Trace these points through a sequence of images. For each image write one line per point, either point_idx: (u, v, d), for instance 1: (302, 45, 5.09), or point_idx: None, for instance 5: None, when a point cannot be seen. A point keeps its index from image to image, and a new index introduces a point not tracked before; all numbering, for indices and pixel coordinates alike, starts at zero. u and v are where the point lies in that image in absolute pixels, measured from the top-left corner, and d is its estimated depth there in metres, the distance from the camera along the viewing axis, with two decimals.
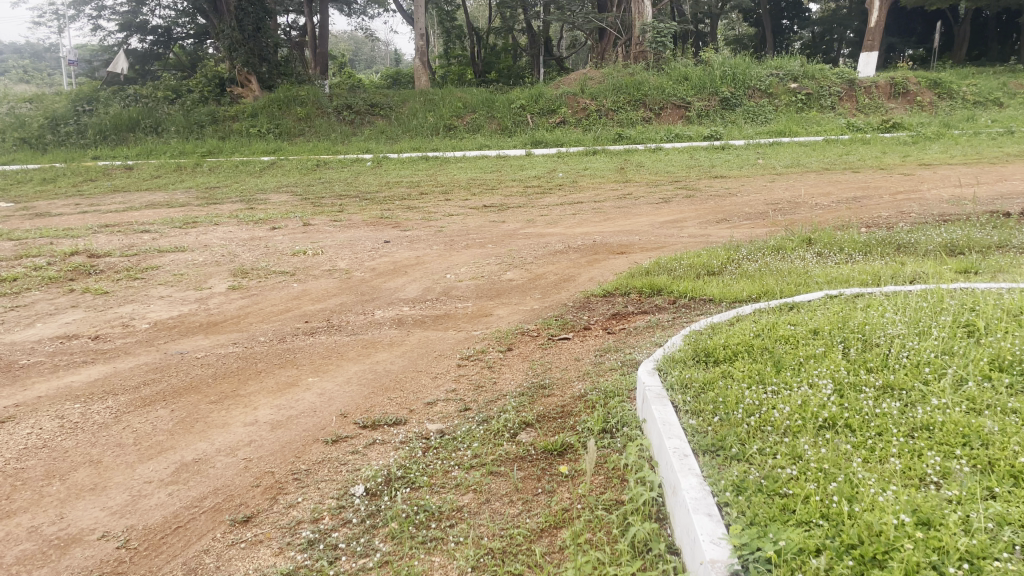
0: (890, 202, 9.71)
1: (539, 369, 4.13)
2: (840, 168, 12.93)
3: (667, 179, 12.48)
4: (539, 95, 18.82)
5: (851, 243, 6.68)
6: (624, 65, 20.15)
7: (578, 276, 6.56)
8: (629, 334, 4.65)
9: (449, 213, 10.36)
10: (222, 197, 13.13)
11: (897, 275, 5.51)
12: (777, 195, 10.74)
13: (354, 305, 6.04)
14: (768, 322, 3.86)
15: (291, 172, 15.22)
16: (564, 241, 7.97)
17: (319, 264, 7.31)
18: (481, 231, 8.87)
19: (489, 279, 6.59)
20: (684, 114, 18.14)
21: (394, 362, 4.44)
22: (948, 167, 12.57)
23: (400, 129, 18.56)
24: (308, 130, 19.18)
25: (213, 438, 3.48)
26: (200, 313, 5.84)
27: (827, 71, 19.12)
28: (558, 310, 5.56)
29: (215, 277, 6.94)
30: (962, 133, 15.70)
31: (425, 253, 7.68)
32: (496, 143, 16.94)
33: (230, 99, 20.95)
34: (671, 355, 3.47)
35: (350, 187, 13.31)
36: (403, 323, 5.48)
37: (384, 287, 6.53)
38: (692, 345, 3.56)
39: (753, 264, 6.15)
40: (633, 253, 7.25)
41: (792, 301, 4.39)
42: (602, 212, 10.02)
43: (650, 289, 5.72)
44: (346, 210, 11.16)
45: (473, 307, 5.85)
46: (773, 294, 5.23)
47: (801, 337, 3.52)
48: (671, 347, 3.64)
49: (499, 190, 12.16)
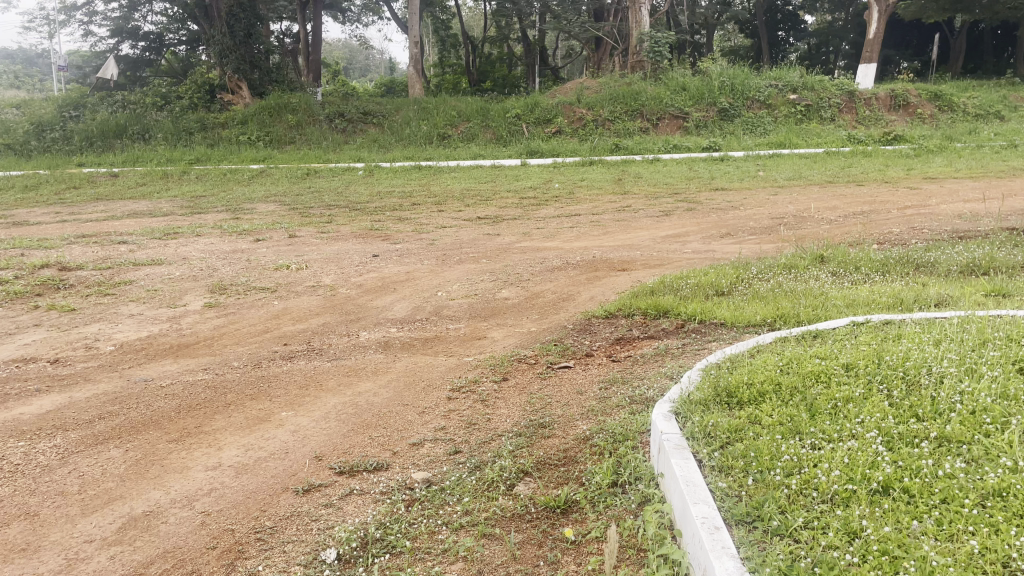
0: (899, 217, 9.37)
1: (539, 403, 3.73)
2: (844, 181, 12.60)
3: (666, 191, 12.12)
4: (535, 104, 18.49)
5: (867, 262, 6.31)
6: (620, 75, 19.85)
7: (578, 295, 6.17)
8: (637, 364, 4.25)
9: (441, 225, 9.99)
10: (207, 206, 12.72)
11: (922, 298, 5.15)
12: (781, 209, 10.40)
13: (337, 325, 5.63)
14: (795, 355, 3.46)
15: (280, 180, 14.83)
16: (562, 256, 7.58)
17: (303, 280, 6.91)
18: (475, 245, 8.49)
19: (483, 297, 6.20)
20: (682, 125, 17.83)
21: (380, 392, 4.04)
22: (953, 181, 12.25)
23: (393, 138, 18.18)
24: (300, 138, 18.81)
25: (168, 486, 3.07)
26: (171, 334, 5.44)
27: (827, 83, 18.85)
28: (558, 333, 5.16)
29: (191, 293, 6.54)
30: (964, 146, 15.42)
31: (416, 268, 7.30)
32: (491, 152, 16.60)
33: (220, 106, 20.56)
34: (688, 393, 3.08)
35: (340, 197, 12.93)
36: (390, 346, 5.08)
37: (371, 305, 6.13)
38: (711, 382, 3.16)
39: (765, 284, 5.78)
40: (635, 270, 6.87)
41: (816, 329, 3.98)
42: (600, 225, 9.66)
43: (656, 310, 5.33)
44: (335, 221, 10.77)
45: (466, 328, 5.46)
46: (790, 320, 4.86)
47: (833, 374, 3.13)
48: (687, 383, 3.24)
49: (494, 201, 11.79)
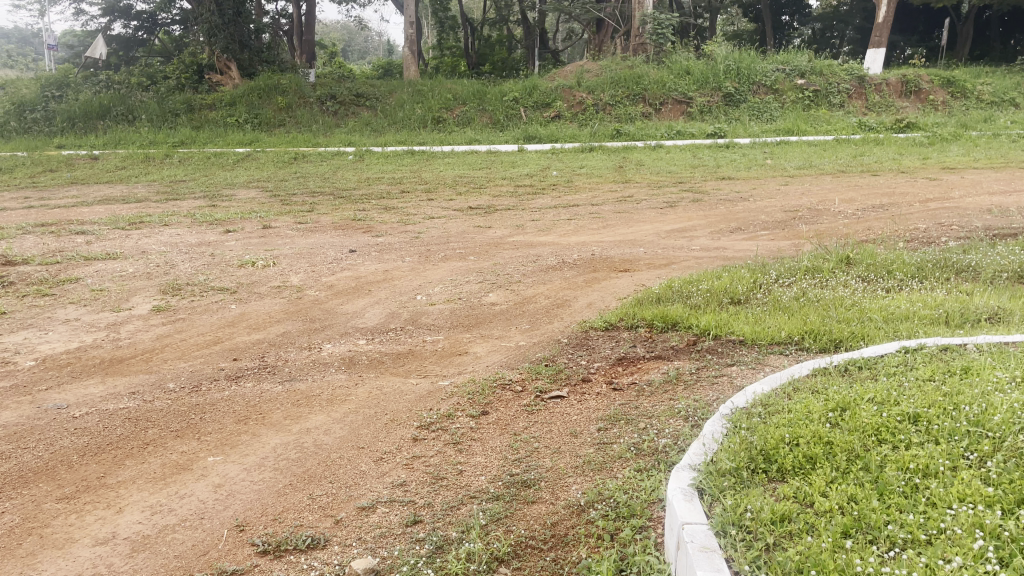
0: (923, 212, 8.66)
1: (523, 451, 3.02)
2: (858, 170, 11.88)
3: (670, 180, 11.40)
4: (533, 87, 17.71)
5: (900, 264, 5.60)
6: (622, 57, 19.07)
7: (574, 300, 5.46)
8: (644, 396, 3.52)
9: (429, 216, 9.28)
10: (185, 192, 11.98)
11: (972, 314, 4.46)
12: (793, 200, 9.69)
13: (298, 336, 4.92)
14: (842, 397, 2.76)
15: (266, 165, 14.08)
16: (556, 254, 6.88)
17: (268, 279, 6.20)
18: (463, 239, 7.78)
19: (467, 303, 5.49)
20: (685, 110, 17.06)
21: (332, 430, 3.33)
22: (974, 171, 11.50)
23: (386, 121, 17.40)
24: (290, 120, 18.01)
25: (38, 571, 2.40)
26: (104, 345, 4.72)
27: (836, 67, 18.05)
28: (550, 349, 4.45)
29: (140, 295, 5.82)
30: (980, 134, 14.69)
31: (395, 266, 6.59)
32: (487, 137, 15.83)
33: (208, 87, 19.70)
34: (712, 458, 2.40)
35: (326, 183, 12.22)
36: (355, 365, 4.35)
37: (339, 311, 5.41)
38: (742, 440, 2.46)
39: (787, 291, 5.07)
40: (639, 272, 6.16)
41: (859, 359, 3.27)
42: (600, 217, 8.94)
43: (663, 322, 4.64)
44: (317, 210, 10.04)
45: (445, 341, 4.74)
46: (821, 339, 4.16)
47: (898, 429, 2.45)
48: (710, 439, 2.54)
49: (487, 189, 11.07)
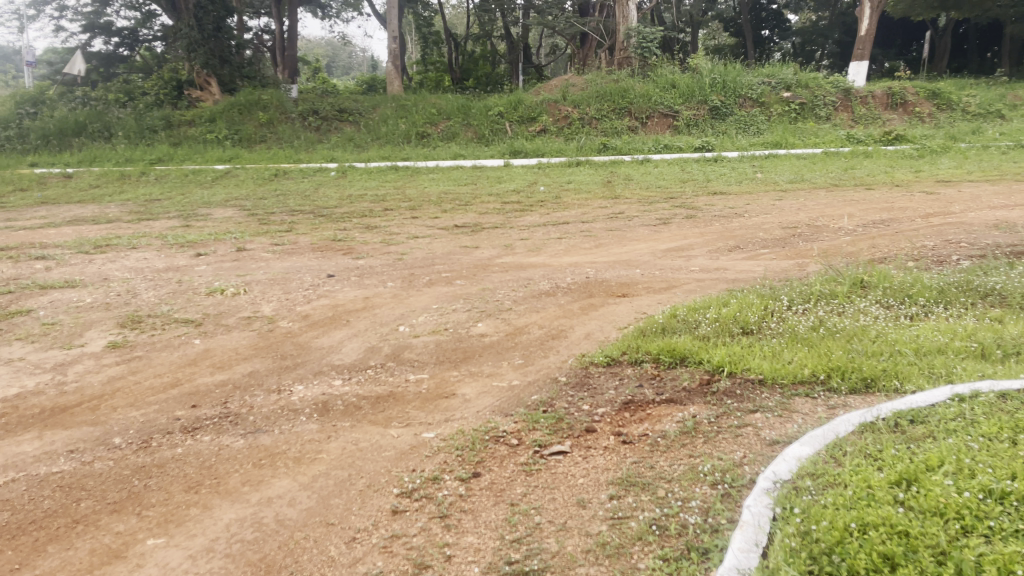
0: (926, 228, 8.29)
1: (523, 528, 2.58)
2: (852, 184, 11.54)
3: (661, 195, 11.01)
4: (518, 101, 17.32)
5: (919, 286, 5.18)
6: (607, 71, 18.72)
7: (570, 331, 5.00)
8: (658, 453, 3.05)
9: (413, 235, 8.82)
10: (159, 211, 11.46)
11: (1009, 345, 4.05)
12: (790, 216, 9.30)
13: (267, 376, 4.43)
14: (907, 465, 2.33)
15: (245, 182, 13.58)
16: (548, 277, 6.43)
17: (237, 309, 5.72)
18: (449, 261, 7.31)
19: (454, 335, 5.01)
20: (672, 124, 16.73)
21: (298, 500, 2.89)
22: (971, 184, 11.18)
23: (369, 137, 16.96)
24: (271, 136, 17.50)
25: None
26: (47, 391, 4.22)
27: (822, 80, 17.80)
28: (547, 389, 3.99)
29: (95, 329, 5.33)
30: (970, 146, 14.41)
31: (376, 292, 6.11)
32: (472, 152, 15.42)
33: (187, 103, 19.21)
34: (762, 564, 2.03)
35: (306, 200, 11.72)
36: (328, 412, 3.86)
37: (313, 346, 4.92)
38: (798, 541, 2.06)
39: (804, 320, 4.65)
40: (637, 297, 5.72)
41: (910, 409, 2.84)
42: (592, 235, 8.51)
43: (669, 357, 4.19)
44: (295, 229, 9.57)
45: (430, 381, 4.26)
46: (849, 377, 3.73)
47: (987, 514, 2.03)
48: (756, 540, 2.14)
49: (472, 205, 10.63)
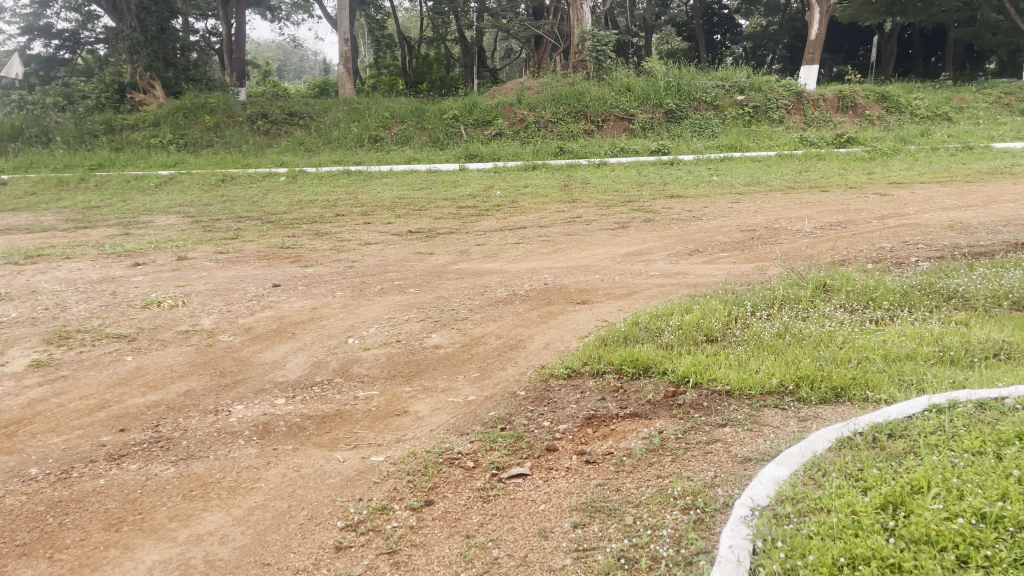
0: (883, 229, 8.28)
1: (479, 565, 2.36)
2: (807, 186, 11.57)
3: (618, 198, 10.88)
4: (473, 104, 17.09)
5: (883, 290, 5.08)
6: (562, 74, 18.61)
7: (529, 341, 4.79)
8: (624, 475, 2.85)
9: (366, 242, 8.53)
10: (97, 219, 10.94)
11: (977, 350, 3.96)
12: (748, 219, 9.24)
13: (205, 395, 4.14)
14: (892, 487, 2.16)
15: (190, 188, 13.09)
16: (505, 284, 6.21)
17: (175, 322, 5.39)
18: (402, 268, 7.05)
19: (407, 347, 4.75)
20: (627, 127, 16.68)
21: (231, 537, 2.64)
22: (923, 186, 11.29)
23: (320, 141, 16.57)
24: (218, 140, 16.99)
25: None
26: None
27: (774, 84, 17.92)
28: (505, 405, 3.77)
29: (19, 346, 4.95)
30: (919, 148, 14.60)
31: (324, 302, 5.82)
32: (427, 156, 15.15)
33: (130, 108, 18.36)
34: None
35: (254, 207, 11.33)
36: (269, 435, 3.58)
37: (255, 361, 4.62)
38: None
39: (768, 327, 4.51)
40: (598, 304, 5.54)
41: (887, 423, 2.68)
42: (549, 240, 8.33)
43: (633, 368, 4.01)
44: (242, 237, 9.19)
45: (381, 398, 4.01)
46: (819, 387, 3.58)
47: (982, 542, 1.86)
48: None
49: (427, 211, 10.37)
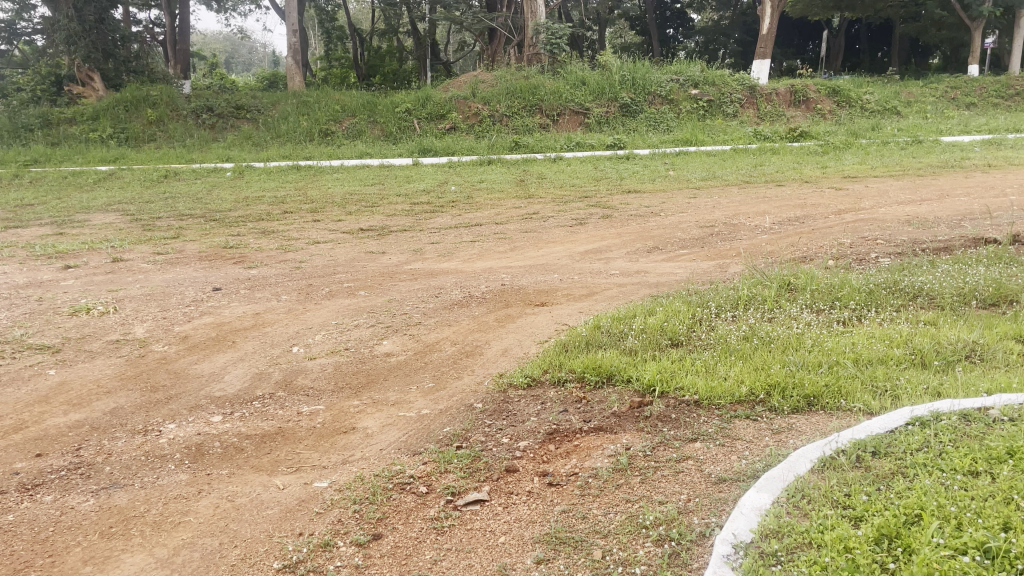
0: (840, 225, 8.23)
1: None
2: (763, 181, 11.52)
3: (575, 193, 10.70)
4: (426, 98, 16.73)
5: (847, 288, 4.95)
6: (517, 67, 18.36)
7: (486, 347, 4.54)
8: (591, 499, 2.63)
9: (314, 240, 8.19)
10: (29, 218, 10.36)
11: (948, 352, 3.83)
12: (706, 214, 9.12)
13: (134, 413, 3.80)
14: (886, 517, 1.98)
15: (130, 184, 12.53)
16: (461, 285, 5.96)
17: (106, 331, 5.01)
18: (352, 269, 6.73)
19: (356, 356, 4.47)
20: (583, 121, 16.49)
21: None
22: (876, 180, 11.33)
23: (269, 135, 16.07)
24: (161, 135, 16.36)
25: None
26: None
27: (728, 78, 17.92)
28: (460, 419, 3.51)
29: None
30: (870, 142, 14.71)
31: (268, 307, 5.50)
32: (379, 150, 14.77)
33: (67, 100, 17.80)
34: None
35: (197, 204, 10.86)
36: (202, 458, 3.28)
37: (191, 373, 4.29)
38: None
39: (734, 329, 4.33)
40: (558, 305, 5.32)
41: (869, 439, 2.50)
42: (506, 238, 8.09)
43: (595, 376, 3.80)
44: (184, 236, 8.76)
45: (327, 413, 3.73)
46: (790, 394, 3.42)
47: None
48: None
49: (380, 207, 10.03)
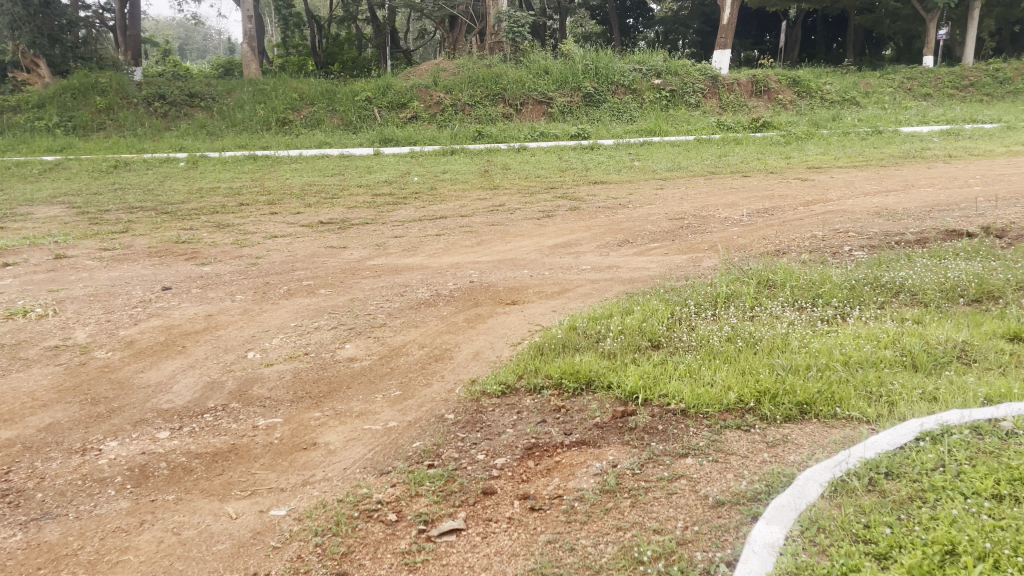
0: (810, 217, 8.12)
1: None
2: (729, 171, 11.41)
3: (541, 185, 10.46)
4: (386, 86, 16.33)
5: (828, 284, 4.78)
6: (479, 56, 18.03)
7: (455, 351, 4.28)
8: (578, 526, 2.40)
9: (272, 234, 7.82)
10: None
11: (939, 354, 3.68)
12: (675, 206, 8.94)
13: (71, 429, 3.47)
14: (914, 560, 1.79)
15: (77, 175, 11.96)
16: (427, 282, 5.67)
17: (44, 336, 4.63)
18: (312, 265, 6.41)
19: (316, 362, 4.17)
20: (546, 111, 16.21)
21: None
22: (841, 170, 11.28)
23: (223, 124, 15.53)
24: (110, 124, 15.69)
25: None
26: None
27: (691, 68, 17.80)
28: (430, 432, 3.25)
29: None
30: (831, 132, 14.72)
31: (221, 308, 5.16)
32: (339, 140, 14.35)
33: (11, 88, 17.02)
34: None
35: (148, 195, 10.39)
36: (147, 482, 2.97)
37: (136, 383, 3.95)
38: None
39: (716, 329, 4.12)
40: (529, 304, 5.07)
41: (881, 459, 2.31)
42: (471, 231, 7.81)
43: (573, 382, 3.57)
44: (133, 230, 8.32)
45: (285, 426, 3.44)
46: (781, 401, 3.22)
47: None
48: None
49: (340, 199, 9.68)
